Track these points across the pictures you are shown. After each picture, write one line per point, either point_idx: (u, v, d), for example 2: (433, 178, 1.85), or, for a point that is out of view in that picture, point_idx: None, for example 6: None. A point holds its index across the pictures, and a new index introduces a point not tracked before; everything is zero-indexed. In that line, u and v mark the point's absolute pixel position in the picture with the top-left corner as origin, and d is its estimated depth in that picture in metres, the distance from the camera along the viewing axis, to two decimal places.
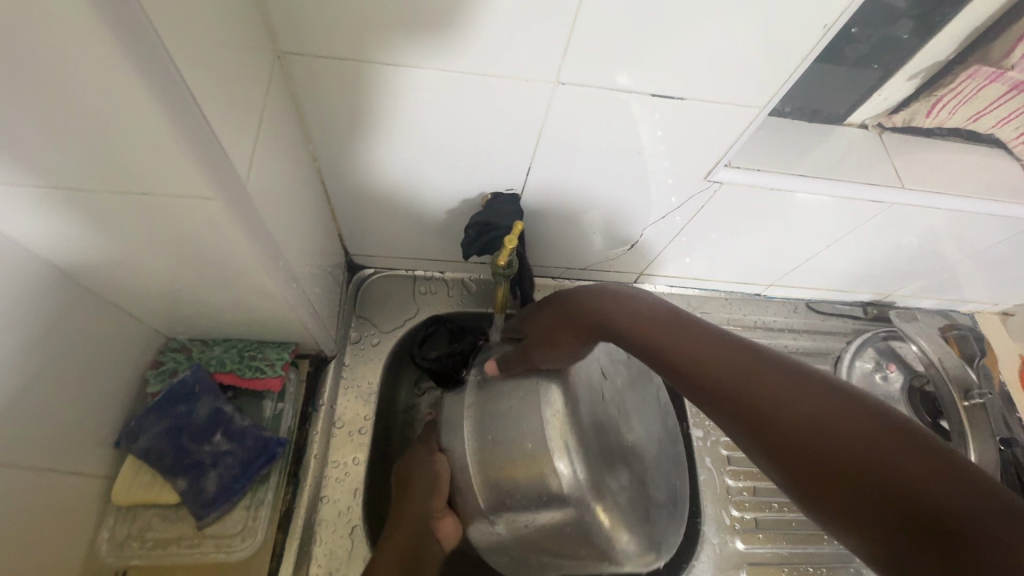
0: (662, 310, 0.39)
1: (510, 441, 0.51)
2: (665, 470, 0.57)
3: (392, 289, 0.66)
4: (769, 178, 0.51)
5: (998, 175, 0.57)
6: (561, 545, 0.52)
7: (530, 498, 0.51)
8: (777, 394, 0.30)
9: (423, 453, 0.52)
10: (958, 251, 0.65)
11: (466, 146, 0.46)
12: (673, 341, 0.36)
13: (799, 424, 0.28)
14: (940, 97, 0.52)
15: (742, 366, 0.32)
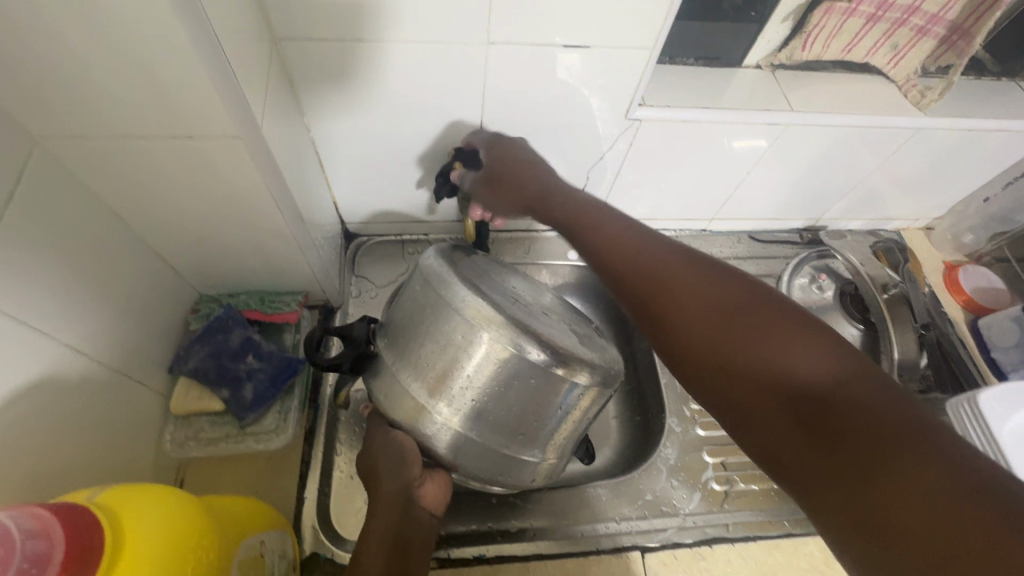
0: (657, 251, 0.44)
1: (424, 340, 0.49)
2: (579, 325, 0.56)
3: (383, 251, 0.76)
4: (679, 112, 0.62)
5: (877, 94, 0.68)
6: (527, 414, 0.49)
7: (480, 373, 0.47)
8: (760, 335, 0.36)
9: (380, 437, 0.52)
10: (864, 168, 0.75)
11: (427, 106, 0.57)
12: (667, 280, 0.42)
13: (770, 359, 0.35)
14: (810, 33, 0.64)
15: (691, 292, 0.40)
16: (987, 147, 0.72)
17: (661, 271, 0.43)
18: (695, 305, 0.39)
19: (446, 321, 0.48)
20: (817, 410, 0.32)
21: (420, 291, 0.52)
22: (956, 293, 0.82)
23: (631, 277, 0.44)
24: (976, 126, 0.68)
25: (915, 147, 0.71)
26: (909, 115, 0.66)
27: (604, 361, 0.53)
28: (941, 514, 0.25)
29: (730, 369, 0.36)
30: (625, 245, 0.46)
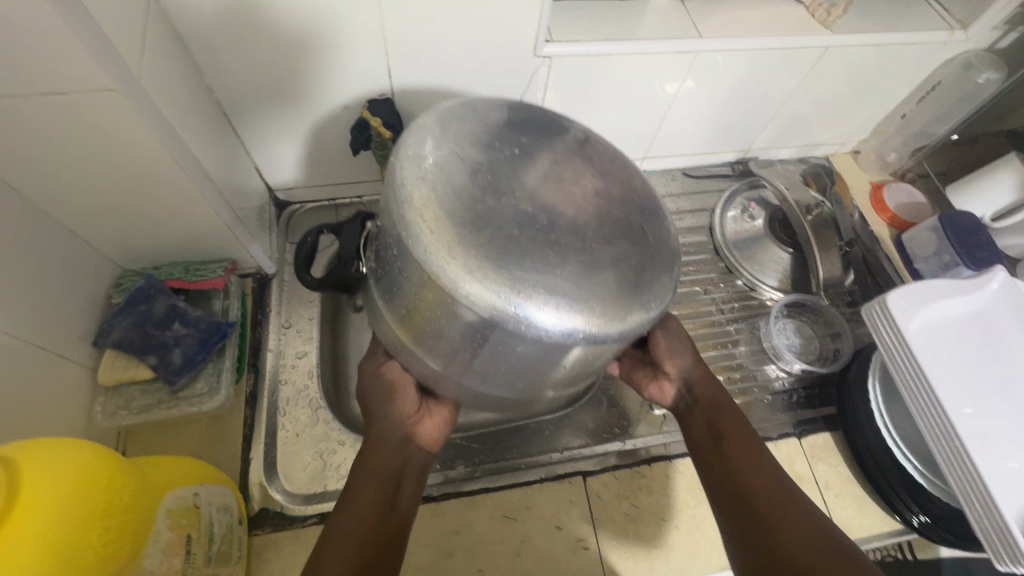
0: (749, 443, 0.52)
1: (406, 284, 0.42)
2: (621, 232, 0.40)
3: (317, 216, 0.76)
4: (588, 46, 0.62)
5: (785, 17, 0.69)
6: (534, 365, 0.42)
7: (467, 331, 0.40)
8: (766, 471, 0.50)
9: (373, 373, 0.51)
10: (782, 93, 0.77)
11: (330, 57, 0.56)
12: (718, 407, 0.55)
13: (771, 503, 0.47)
14: None
15: (770, 494, 0.48)
16: (898, 64, 0.74)
17: (756, 464, 0.50)
18: (739, 456, 0.51)
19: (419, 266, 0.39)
20: (791, 543, 0.44)
21: (400, 203, 0.40)
22: (881, 211, 0.86)
23: (731, 455, 0.51)
24: (883, 41, 0.69)
25: (828, 68, 0.73)
26: (817, 36, 0.68)
27: (652, 275, 0.41)
28: None
29: (730, 462, 0.51)
30: (735, 427, 0.53)
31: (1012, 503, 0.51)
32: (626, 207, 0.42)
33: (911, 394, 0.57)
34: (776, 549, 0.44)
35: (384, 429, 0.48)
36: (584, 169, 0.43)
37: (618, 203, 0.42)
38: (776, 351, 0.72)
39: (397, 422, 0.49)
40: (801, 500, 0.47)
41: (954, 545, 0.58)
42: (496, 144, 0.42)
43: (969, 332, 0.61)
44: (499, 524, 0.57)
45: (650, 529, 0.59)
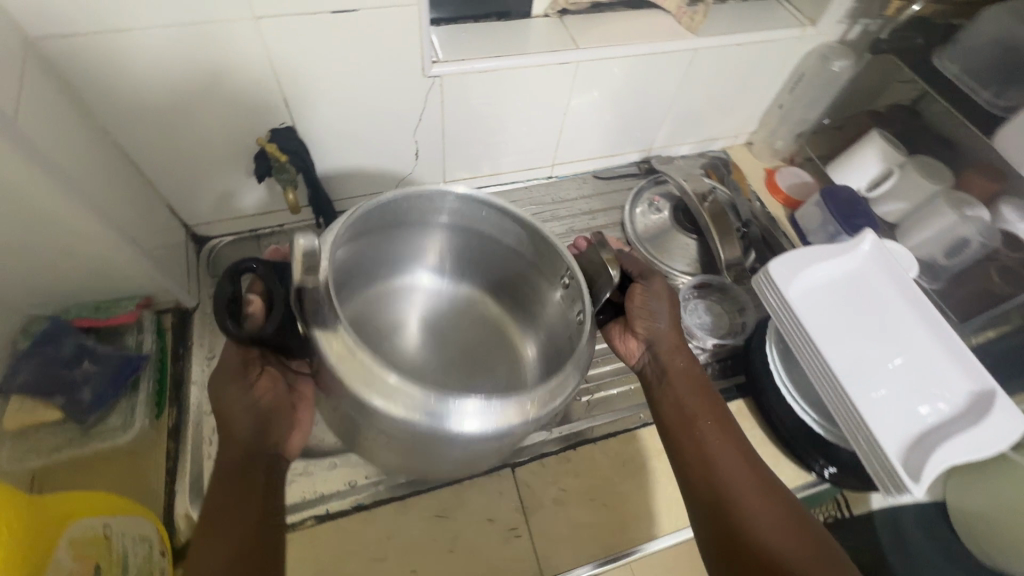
0: (732, 446, 0.55)
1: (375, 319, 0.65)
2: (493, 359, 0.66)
3: (240, 248, 0.78)
4: (473, 64, 0.67)
5: (654, 26, 0.76)
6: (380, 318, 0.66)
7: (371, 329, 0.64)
8: (754, 478, 0.53)
9: (239, 396, 0.49)
10: (667, 94, 0.83)
11: (223, 91, 0.59)
12: (701, 405, 0.57)
13: (758, 505, 0.51)
14: None
15: (756, 495, 0.52)
16: (765, 59, 0.82)
17: (736, 466, 0.53)
18: (721, 459, 0.54)
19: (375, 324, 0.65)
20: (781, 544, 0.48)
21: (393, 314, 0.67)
22: (775, 194, 0.93)
23: (708, 461, 0.54)
24: (744, 40, 0.77)
25: (702, 67, 0.80)
26: (687, 39, 0.75)
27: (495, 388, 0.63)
28: None
29: (720, 464, 0.53)
30: (712, 431, 0.56)
31: (891, 440, 0.57)
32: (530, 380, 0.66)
33: (799, 352, 0.63)
34: (767, 554, 0.48)
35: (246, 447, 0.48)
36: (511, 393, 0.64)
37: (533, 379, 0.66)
38: (690, 329, 0.77)
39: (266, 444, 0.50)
40: (785, 502, 0.52)
41: (862, 487, 0.63)
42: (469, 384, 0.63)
43: (856, 297, 0.67)
44: (431, 523, 0.58)
45: (579, 510, 0.61)
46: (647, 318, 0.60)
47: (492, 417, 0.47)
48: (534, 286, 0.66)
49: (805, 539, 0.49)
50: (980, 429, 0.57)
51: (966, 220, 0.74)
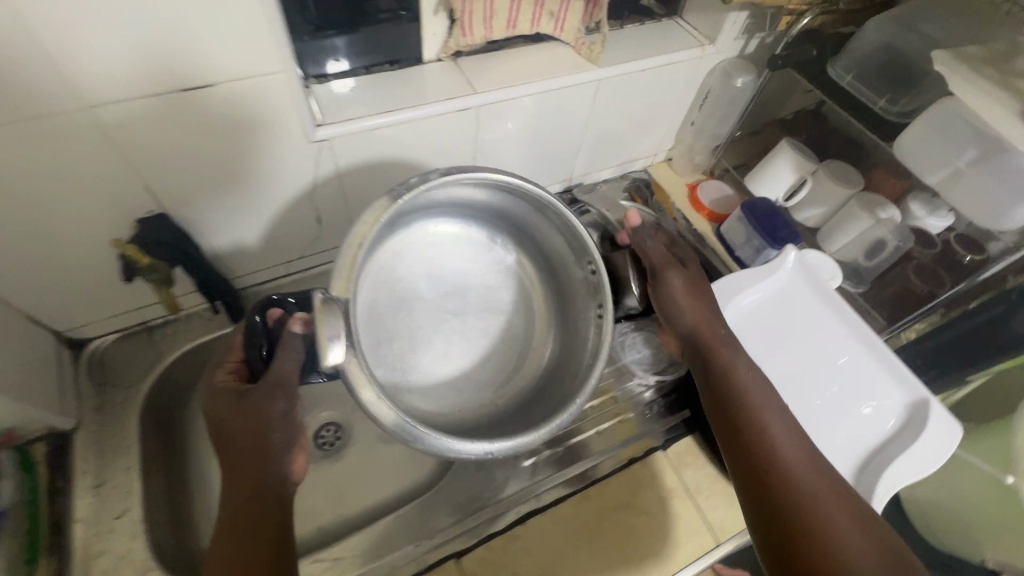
0: (831, 487, 0.48)
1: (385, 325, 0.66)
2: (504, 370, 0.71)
3: (128, 347, 0.69)
4: (362, 122, 0.61)
5: (554, 59, 0.73)
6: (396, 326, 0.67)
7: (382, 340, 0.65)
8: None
9: (280, 407, 0.50)
10: (579, 124, 0.81)
11: (69, 188, 0.51)
12: (823, 501, 0.47)
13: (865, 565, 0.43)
14: (461, 21, 0.64)
15: (877, 554, 0.44)
16: (669, 81, 0.81)
17: (841, 521, 0.46)
18: (826, 508, 0.47)
19: (387, 333, 0.66)
20: None
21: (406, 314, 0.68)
22: (700, 210, 0.92)
23: (810, 511, 0.46)
24: (646, 66, 0.76)
25: (609, 95, 0.78)
26: (588, 70, 0.73)
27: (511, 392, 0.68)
28: None
29: (825, 530, 0.45)
30: (812, 471, 0.49)
31: None
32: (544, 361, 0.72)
33: None
34: None
35: (270, 465, 0.47)
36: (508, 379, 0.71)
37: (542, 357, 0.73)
38: (630, 368, 0.73)
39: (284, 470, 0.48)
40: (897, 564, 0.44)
41: None
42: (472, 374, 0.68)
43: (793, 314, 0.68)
44: None
45: None
46: (667, 309, 0.63)
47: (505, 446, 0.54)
48: (560, 266, 0.73)
49: None
50: (909, 450, 0.59)
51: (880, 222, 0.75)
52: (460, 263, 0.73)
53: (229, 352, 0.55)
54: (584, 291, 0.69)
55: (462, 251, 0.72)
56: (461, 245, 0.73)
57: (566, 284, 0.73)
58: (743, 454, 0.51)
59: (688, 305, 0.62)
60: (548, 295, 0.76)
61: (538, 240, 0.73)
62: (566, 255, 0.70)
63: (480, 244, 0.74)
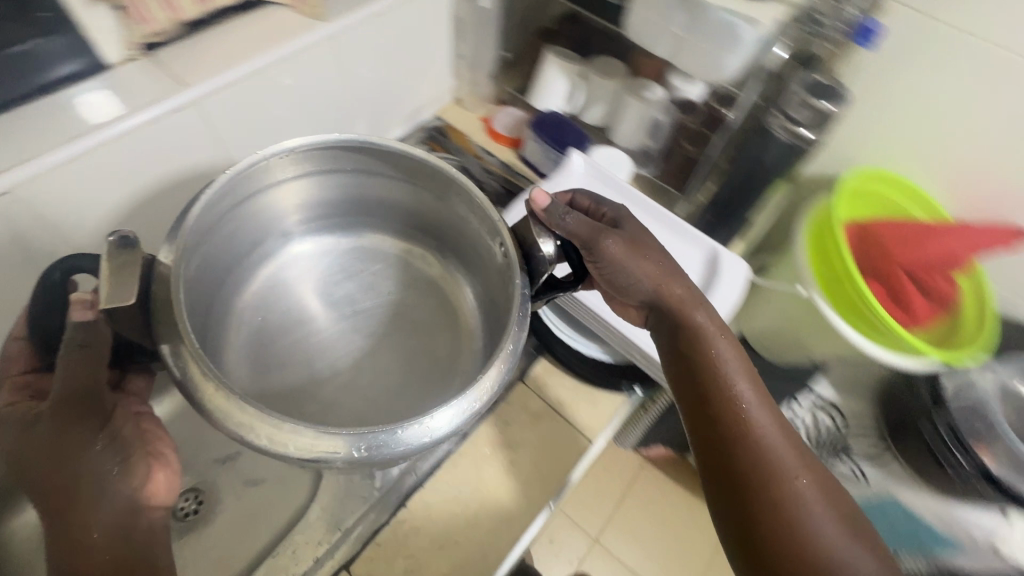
0: (781, 444, 0.49)
1: (251, 350, 0.59)
2: (399, 345, 0.63)
3: None
4: (43, 160, 0.50)
5: (271, 26, 0.64)
6: (264, 338, 0.60)
7: (269, 350, 0.60)
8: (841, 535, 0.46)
9: (84, 425, 0.41)
10: (337, 89, 0.74)
11: None
12: (765, 452, 0.49)
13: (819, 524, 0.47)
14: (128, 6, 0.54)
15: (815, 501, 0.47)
16: (414, 18, 0.76)
17: (785, 476, 0.48)
18: (767, 458, 0.48)
19: (263, 352, 0.59)
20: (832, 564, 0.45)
21: (284, 325, 0.62)
22: (499, 140, 0.91)
23: (751, 469, 0.48)
24: (377, 9, 0.69)
25: (353, 51, 0.71)
26: (313, 28, 0.65)
27: (425, 363, 0.62)
28: None
29: (792, 476, 0.48)
30: (762, 419, 0.50)
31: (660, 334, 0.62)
32: (468, 308, 0.65)
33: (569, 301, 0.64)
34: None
35: (98, 482, 0.41)
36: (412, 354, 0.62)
37: (462, 303, 0.66)
38: None
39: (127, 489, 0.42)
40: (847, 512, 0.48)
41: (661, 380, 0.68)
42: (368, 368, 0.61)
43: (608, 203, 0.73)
44: None
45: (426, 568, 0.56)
46: (621, 289, 0.55)
47: (423, 433, 0.43)
48: (458, 242, 0.64)
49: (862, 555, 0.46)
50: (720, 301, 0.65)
51: (642, 100, 0.79)
52: (343, 287, 0.65)
53: (12, 363, 0.48)
54: (501, 286, 0.57)
55: (336, 276, 0.66)
56: (343, 271, 0.66)
57: (459, 244, 0.65)
58: (709, 418, 0.51)
59: (651, 268, 0.54)
60: (450, 261, 0.67)
61: (416, 211, 0.65)
62: (441, 200, 0.61)
63: (363, 254, 0.68)
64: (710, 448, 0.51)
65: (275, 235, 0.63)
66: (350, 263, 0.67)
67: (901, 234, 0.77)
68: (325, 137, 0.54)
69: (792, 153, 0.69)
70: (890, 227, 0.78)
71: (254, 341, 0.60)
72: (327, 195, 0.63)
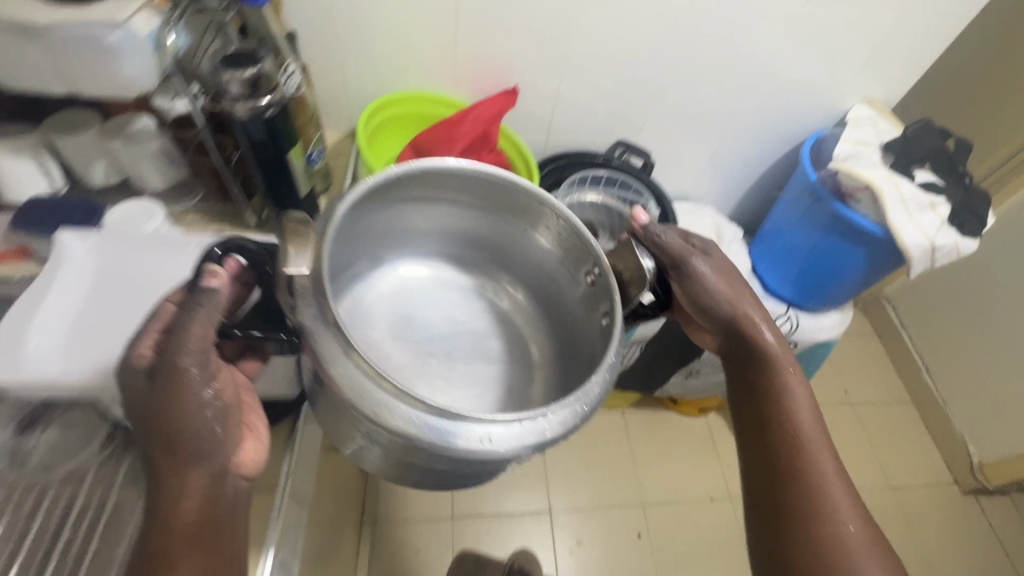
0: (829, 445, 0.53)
1: (377, 328, 0.53)
2: (492, 380, 0.54)
3: None
4: None
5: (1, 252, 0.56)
6: (414, 367, 0.51)
7: (393, 354, 0.51)
8: (835, 481, 0.51)
9: (200, 387, 0.40)
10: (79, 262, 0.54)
11: None
12: (800, 416, 0.54)
13: (788, 449, 0.52)
14: None
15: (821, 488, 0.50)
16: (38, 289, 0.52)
17: (818, 458, 0.52)
18: (801, 429, 0.53)
19: (383, 343, 0.52)
20: (796, 492, 0.50)
21: (398, 330, 0.54)
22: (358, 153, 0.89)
23: (786, 434, 0.53)
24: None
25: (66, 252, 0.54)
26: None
27: (503, 386, 0.54)
28: (787, 542, 0.50)
29: (839, 521, 0.49)
30: (810, 415, 0.54)
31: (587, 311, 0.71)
32: (539, 342, 0.59)
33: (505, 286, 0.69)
34: (779, 499, 0.51)
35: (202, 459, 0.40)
36: (499, 380, 0.55)
37: (545, 334, 0.60)
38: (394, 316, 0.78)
39: (217, 455, 0.41)
40: (812, 451, 0.52)
41: None
42: (456, 379, 0.52)
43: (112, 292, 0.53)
44: None
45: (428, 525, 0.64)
46: (693, 296, 0.60)
47: (481, 438, 0.39)
48: (519, 259, 0.59)
49: (815, 492, 0.50)
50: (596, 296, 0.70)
51: (130, 141, 0.60)
52: (428, 316, 0.56)
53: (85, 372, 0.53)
54: (590, 344, 0.53)
55: (448, 314, 0.57)
56: (443, 298, 0.58)
57: (555, 297, 0.58)
58: (767, 478, 0.52)
59: (720, 283, 0.60)
60: (540, 316, 0.60)
61: (510, 258, 0.60)
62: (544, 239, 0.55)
63: (468, 300, 0.59)
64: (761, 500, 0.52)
65: (394, 240, 0.57)
66: (455, 303, 0.58)
67: (441, 136, 0.83)
68: (442, 162, 0.50)
69: (284, 125, 0.57)
70: (424, 135, 0.85)
71: (386, 325, 0.54)
72: (469, 229, 0.59)
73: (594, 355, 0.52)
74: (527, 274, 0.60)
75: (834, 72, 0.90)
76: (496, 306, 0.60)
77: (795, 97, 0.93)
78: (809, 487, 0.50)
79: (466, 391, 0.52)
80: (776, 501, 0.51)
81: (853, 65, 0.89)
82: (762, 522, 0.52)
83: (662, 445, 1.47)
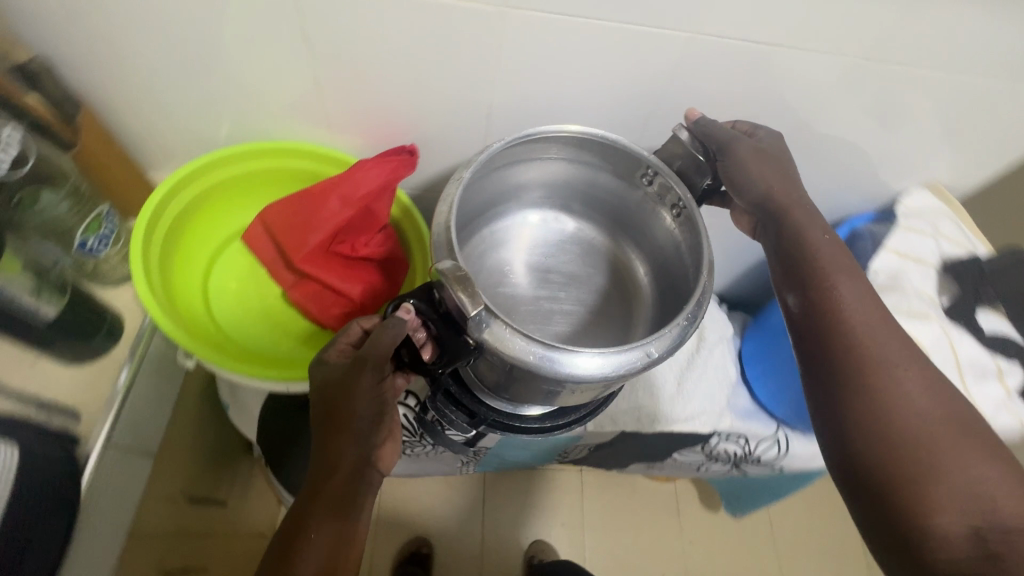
0: (906, 356, 0.46)
1: (490, 274, 0.64)
2: (591, 298, 0.65)
3: None
4: None
5: None
6: (526, 312, 0.62)
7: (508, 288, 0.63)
8: (919, 391, 0.44)
9: (370, 381, 0.48)
10: None
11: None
12: (870, 333, 0.47)
13: (863, 368, 0.45)
14: None
15: (906, 400, 0.43)
16: None
17: (896, 375, 0.45)
18: (885, 354, 0.45)
19: (498, 283, 0.63)
20: (886, 416, 0.43)
21: (532, 243, 0.67)
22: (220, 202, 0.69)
23: (856, 353, 0.46)
24: None
25: None
26: None
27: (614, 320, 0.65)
28: (892, 480, 0.41)
29: (943, 445, 0.41)
30: (873, 315, 0.47)
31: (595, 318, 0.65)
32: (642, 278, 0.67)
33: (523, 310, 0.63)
34: (871, 433, 0.43)
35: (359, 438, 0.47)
36: (610, 287, 0.66)
37: (634, 295, 0.66)
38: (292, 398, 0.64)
39: (368, 445, 0.47)
40: (895, 373, 0.45)
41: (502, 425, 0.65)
42: (580, 287, 0.65)
43: None
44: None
45: None
46: (739, 190, 0.55)
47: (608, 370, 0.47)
48: (620, 208, 0.65)
49: (910, 412, 0.43)
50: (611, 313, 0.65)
51: None
52: (554, 261, 0.67)
53: None
54: (672, 252, 0.61)
55: (563, 251, 0.67)
56: (559, 240, 0.68)
57: (645, 231, 0.64)
58: (829, 399, 0.46)
59: (767, 174, 0.54)
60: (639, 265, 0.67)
61: (604, 201, 0.65)
62: (626, 176, 0.60)
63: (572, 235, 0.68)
64: (816, 392, 0.48)
65: (511, 198, 0.65)
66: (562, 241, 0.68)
67: (287, 219, 0.64)
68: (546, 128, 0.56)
69: None
70: (274, 211, 0.65)
71: (518, 263, 0.65)
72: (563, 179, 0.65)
73: (679, 254, 0.60)
74: (605, 210, 0.66)
75: (892, 143, 0.73)
76: (584, 263, 0.67)
77: (836, 160, 0.77)
78: (902, 408, 0.43)
79: (574, 310, 0.64)
80: (867, 436, 0.43)
81: (913, 132, 0.71)
82: (863, 466, 0.43)
83: (615, 507, 1.31)
